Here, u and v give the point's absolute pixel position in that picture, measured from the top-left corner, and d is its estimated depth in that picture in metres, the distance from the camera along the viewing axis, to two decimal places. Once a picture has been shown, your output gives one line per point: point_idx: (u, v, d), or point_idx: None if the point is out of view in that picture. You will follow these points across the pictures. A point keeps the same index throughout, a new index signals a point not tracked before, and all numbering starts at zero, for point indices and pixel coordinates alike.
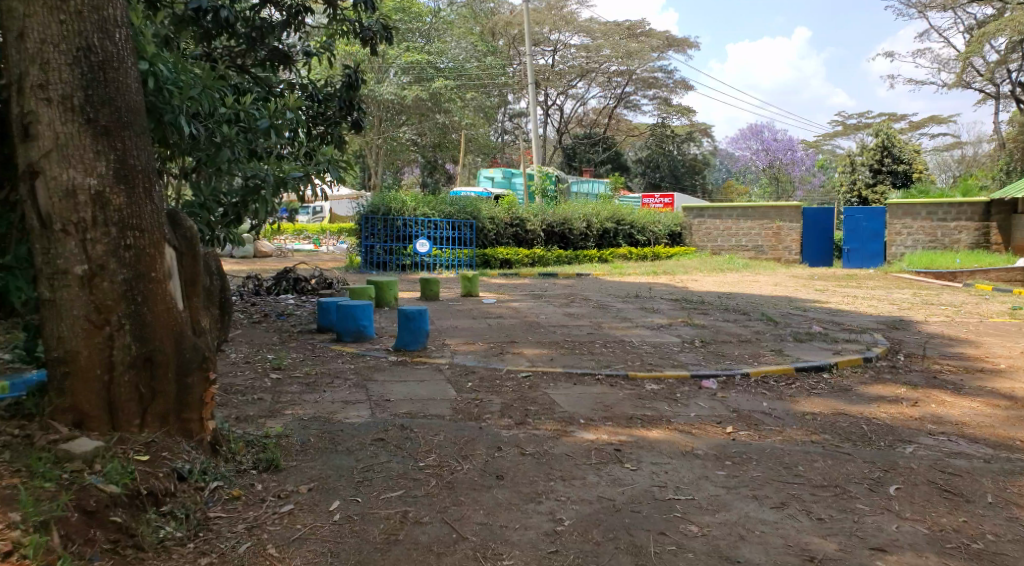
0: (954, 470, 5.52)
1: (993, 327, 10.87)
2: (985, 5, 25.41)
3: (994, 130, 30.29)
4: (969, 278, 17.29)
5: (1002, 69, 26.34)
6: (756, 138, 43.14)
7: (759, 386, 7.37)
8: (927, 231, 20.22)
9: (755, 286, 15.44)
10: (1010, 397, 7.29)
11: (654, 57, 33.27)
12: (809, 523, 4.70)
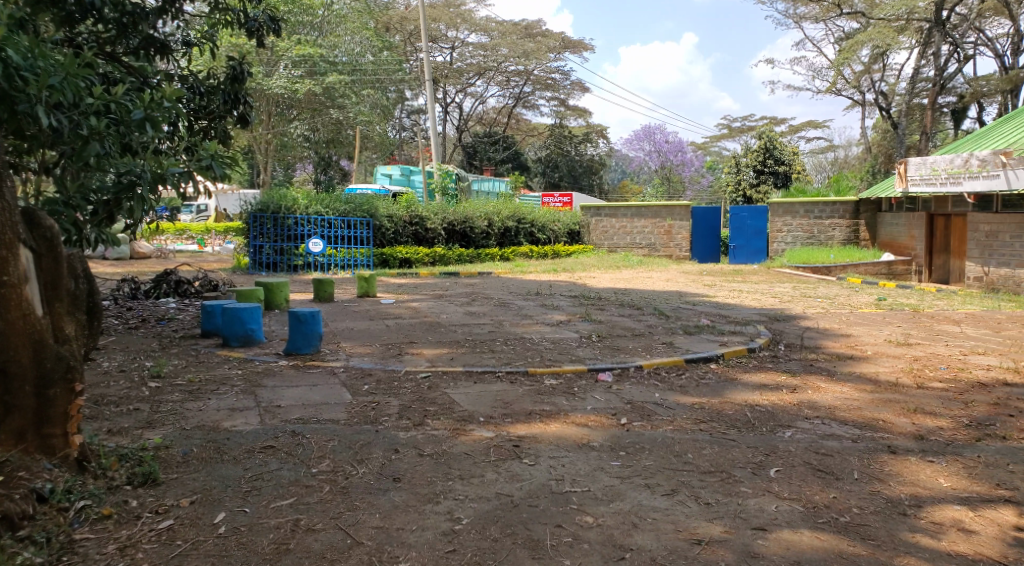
0: (827, 451, 5.82)
1: (862, 317, 11.58)
2: (851, 19, 27.01)
3: (862, 135, 32.28)
4: (842, 272, 18.43)
5: (867, 77, 28.05)
6: (649, 140, 44.25)
7: (652, 377, 7.56)
8: (805, 229, 21.31)
9: (649, 283, 15.84)
10: (876, 381, 7.79)
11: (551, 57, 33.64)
12: (698, 508, 4.85)
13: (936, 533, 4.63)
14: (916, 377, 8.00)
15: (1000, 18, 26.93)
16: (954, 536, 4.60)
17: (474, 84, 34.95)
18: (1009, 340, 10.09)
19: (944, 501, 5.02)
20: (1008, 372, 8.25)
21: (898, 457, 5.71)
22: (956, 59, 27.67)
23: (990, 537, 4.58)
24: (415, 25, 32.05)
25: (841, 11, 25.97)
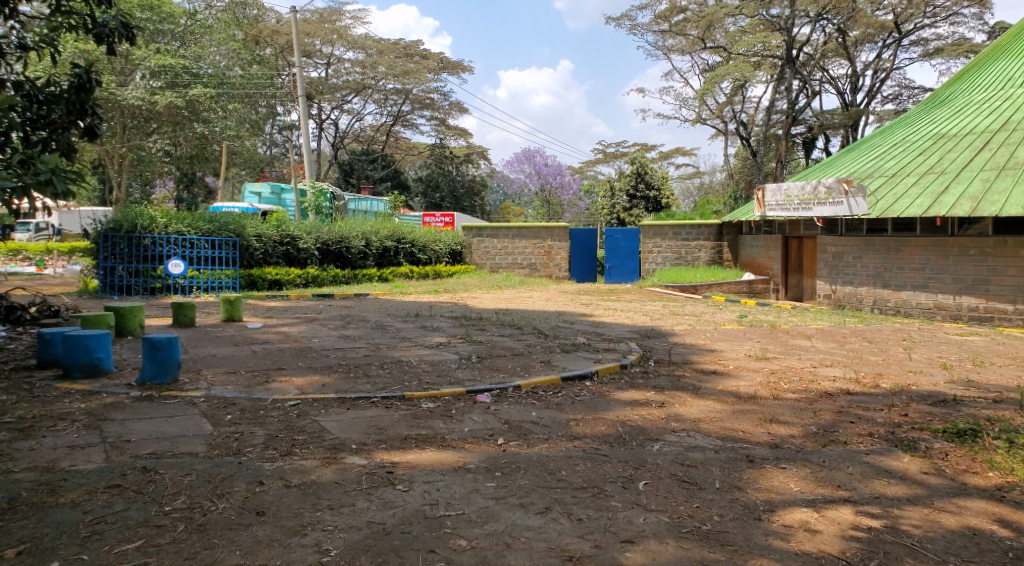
0: (692, 462, 6.01)
1: (726, 334, 12.14)
2: (714, 53, 28.55)
3: (725, 162, 34.08)
4: (707, 290, 19.27)
5: (730, 108, 29.68)
6: (529, 162, 45.17)
7: (530, 396, 7.59)
8: (674, 250, 22.17)
9: (529, 303, 15.99)
10: (738, 394, 8.16)
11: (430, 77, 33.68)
12: (570, 524, 4.89)
13: (786, 534, 4.88)
14: (772, 388, 8.44)
15: (841, 58, 29.22)
16: (801, 536, 4.86)
17: (350, 101, 34.43)
18: (852, 353, 10.85)
19: (793, 504, 5.29)
20: (851, 383, 8.85)
21: (755, 465, 5.97)
22: (805, 94, 29.76)
23: (832, 535, 4.87)
24: (286, 39, 31.24)
25: (704, 44, 27.40)
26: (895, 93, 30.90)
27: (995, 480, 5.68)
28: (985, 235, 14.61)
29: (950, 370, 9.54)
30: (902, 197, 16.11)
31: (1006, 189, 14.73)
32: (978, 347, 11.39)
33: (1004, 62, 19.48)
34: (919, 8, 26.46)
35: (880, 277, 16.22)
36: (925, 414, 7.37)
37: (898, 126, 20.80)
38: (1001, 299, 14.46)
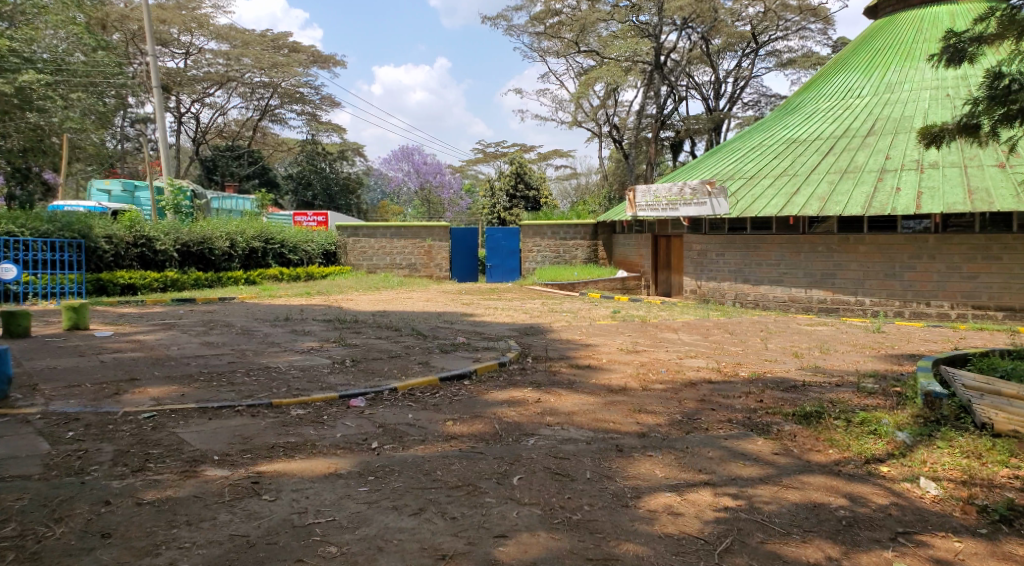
0: (564, 454, 6.14)
1: (602, 329, 12.47)
2: (588, 57, 29.17)
3: (600, 163, 34.95)
4: (585, 288, 19.60)
5: (603, 111, 30.48)
6: (407, 160, 44.73)
7: (406, 398, 7.50)
8: (553, 249, 22.56)
9: (408, 303, 15.86)
10: (610, 387, 8.39)
11: (300, 71, 32.75)
12: (443, 523, 4.89)
13: (651, 519, 5.07)
14: (641, 380, 8.74)
15: (705, 66, 30.60)
16: (665, 520, 5.06)
17: (212, 94, 32.85)
18: (714, 344, 11.42)
19: (658, 489, 5.51)
20: (713, 372, 9.31)
21: (624, 455, 6.16)
22: (673, 99, 31.00)
23: (693, 517, 5.10)
24: (138, 25, 29.37)
25: (578, 48, 27.93)
26: (753, 100, 32.75)
27: (835, 455, 6.14)
28: (831, 233, 15.76)
29: (802, 358, 10.19)
30: (759, 198, 17.11)
31: (849, 191, 15.97)
32: (826, 337, 12.25)
33: (845, 74, 21.09)
34: (772, 21, 28.44)
35: (740, 273, 17.13)
36: (778, 399, 7.86)
37: (754, 131, 22.06)
38: (846, 291, 15.66)
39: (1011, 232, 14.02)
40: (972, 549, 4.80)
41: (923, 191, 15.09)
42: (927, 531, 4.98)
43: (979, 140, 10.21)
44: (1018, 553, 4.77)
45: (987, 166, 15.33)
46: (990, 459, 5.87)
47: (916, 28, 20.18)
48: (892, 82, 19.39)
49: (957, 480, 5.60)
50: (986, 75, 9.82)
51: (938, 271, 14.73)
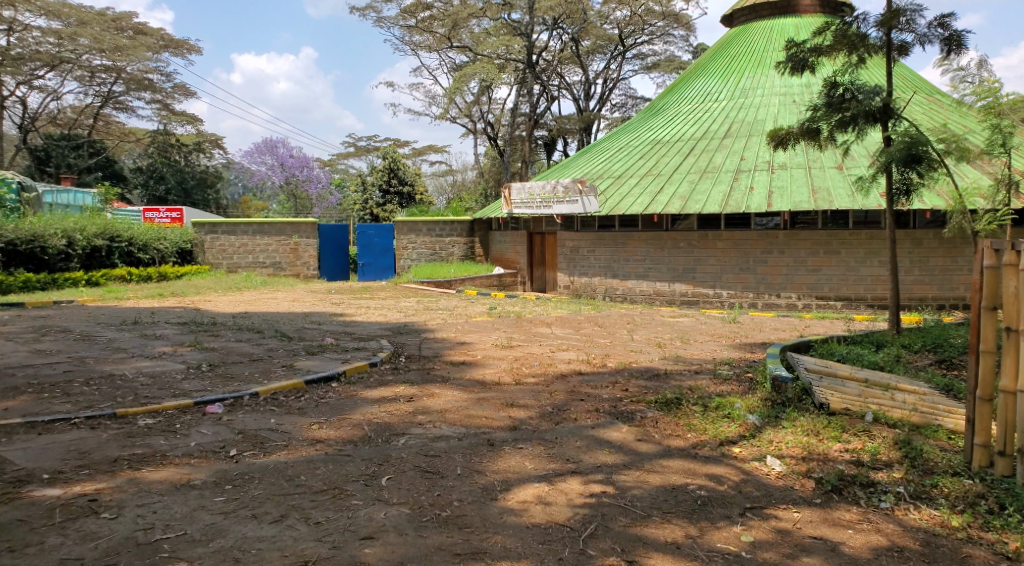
0: (435, 452, 6.10)
1: (477, 325, 12.50)
2: (460, 52, 29.03)
3: (475, 160, 34.93)
4: (462, 285, 19.47)
5: (477, 107, 30.50)
6: (270, 153, 42.84)
7: (269, 403, 7.22)
8: (428, 246, 22.41)
9: (273, 304, 15.30)
10: (483, 383, 8.42)
11: (148, 55, 30.83)
12: (307, 529, 4.74)
13: (519, 510, 5.11)
14: (514, 374, 8.84)
15: (576, 66, 31.21)
16: (533, 510, 5.12)
17: (42, 75, 30.20)
18: (585, 336, 11.70)
19: (527, 480, 5.57)
20: (583, 363, 9.54)
21: (495, 449, 6.19)
22: (545, 98, 31.45)
23: (559, 506, 5.19)
24: None
25: (451, 44, 27.65)
26: (622, 101, 33.75)
27: (692, 439, 6.41)
28: (691, 229, 16.46)
29: (665, 348, 10.62)
30: (626, 197, 17.65)
31: (707, 190, 16.76)
32: (687, 327, 12.81)
33: (704, 78, 22.14)
34: (638, 26, 29.43)
35: (609, 269, 17.59)
36: (643, 388, 8.14)
37: (621, 132, 22.73)
38: (706, 284, 16.40)
39: (848, 228, 15.25)
40: (809, 518, 5.11)
41: (773, 190, 16.04)
42: (772, 504, 5.27)
43: (820, 143, 10.95)
44: (847, 518, 5.10)
45: (828, 167, 16.51)
46: (827, 435, 6.29)
47: (766, 38, 21.47)
48: (746, 87, 20.52)
49: (798, 456, 5.97)
50: (825, 83, 10.54)
51: (786, 265, 15.73)
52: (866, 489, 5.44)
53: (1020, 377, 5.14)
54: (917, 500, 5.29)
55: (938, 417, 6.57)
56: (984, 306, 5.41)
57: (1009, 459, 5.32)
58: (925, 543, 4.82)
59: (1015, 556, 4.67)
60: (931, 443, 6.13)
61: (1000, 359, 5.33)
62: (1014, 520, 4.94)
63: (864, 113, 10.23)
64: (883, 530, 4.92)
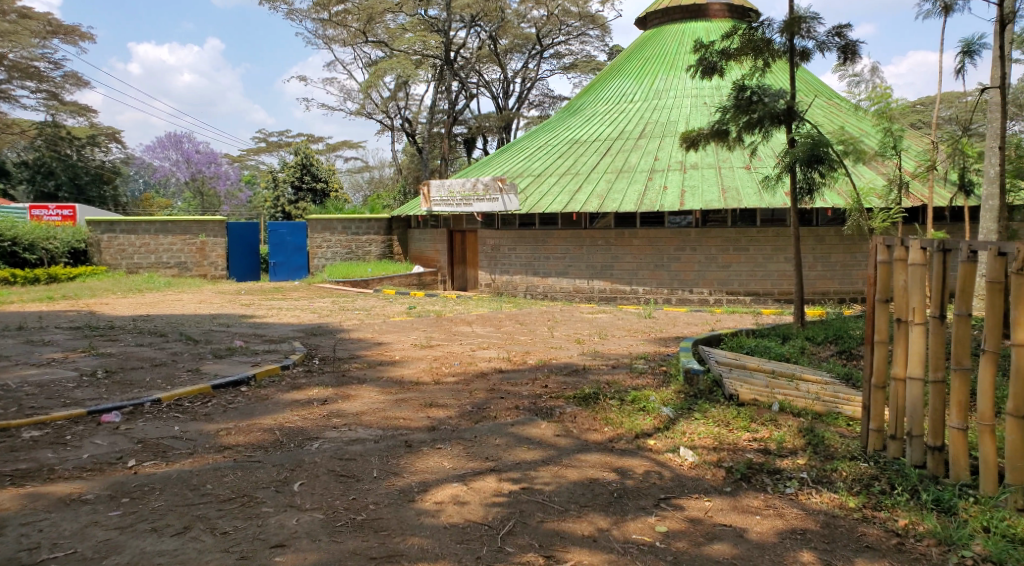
0: (350, 455, 5.92)
1: (394, 325, 12.29)
2: (375, 47, 28.60)
3: (393, 157, 34.49)
4: (379, 285, 19.18)
5: (393, 103, 30.11)
6: (174, 148, 40.82)
7: (171, 409, 6.89)
8: (343, 245, 21.99)
9: (177, 306, 14.69)
10: (400, 383, 8.27)
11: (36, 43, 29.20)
12: (212, 540, 4.52)
13: (437, 511, 5.01)
14: (433, 374, 8.72)
15: (494, 65, 31.20)
16: (450, 510, 5.02)
17: None
18: (505, 334, 11.65)
19: (445, 481, 5.46)
20: (503, 361, 9.48)
21: (412, 450, 6.06)
22: (463, 96, 31.31)
23: (477, 504, 5.11)
24: None
25: (365, 38, 26.87)
26: (540, 100, 33.91)
27: (609, 433, 6.44)
28: (609, 227, 16.62)
29: (583, 345, 10.67)
30: (545, 195, 17.69)
31: (624, 189, 16.98)
32: (605, 323, 12.93)
33: (620, 79, 22.45)
34: (555, 26, 29.66)
35: (529, 267, 17.60)
36: (561, 384, 8.14)
37: (538, 132, 22.81)
38: (623, 281, 16.62)
39: (756, 226, 15.71)
40: (720, 506, 5.16)
41: (685, 189, 16.37)
42: (685, 494, 5.31)
43: (728, 144, 11.22)
44: (755, 505, 5.18)
45: (738, 167, 16.97)
46: (736, 426, 6.41)
47: (677, 41, 21.94)
48: (659, 88, 20.91)
49: (710, 446, 6.06)
50: (732, 86, 10.78)
51: (699, 261, 16.08)
52: (772, 477, 5.56)
53: (908, 363, 5.31)
54: (819, 485, 5.40)
55: (838, 404, 6.80)
56: (878, 298, 5.59)
57: (900, 442, 5.48)
58: (826, 524, 4.92)
59: (904, 532, 4.79)
60: (832, 430, 6.31)
61: (891, 348, 5.51)
62: (903, 499, 5.07)
63: (769, 115, 10.51)
64: (789, 514, 5.03)
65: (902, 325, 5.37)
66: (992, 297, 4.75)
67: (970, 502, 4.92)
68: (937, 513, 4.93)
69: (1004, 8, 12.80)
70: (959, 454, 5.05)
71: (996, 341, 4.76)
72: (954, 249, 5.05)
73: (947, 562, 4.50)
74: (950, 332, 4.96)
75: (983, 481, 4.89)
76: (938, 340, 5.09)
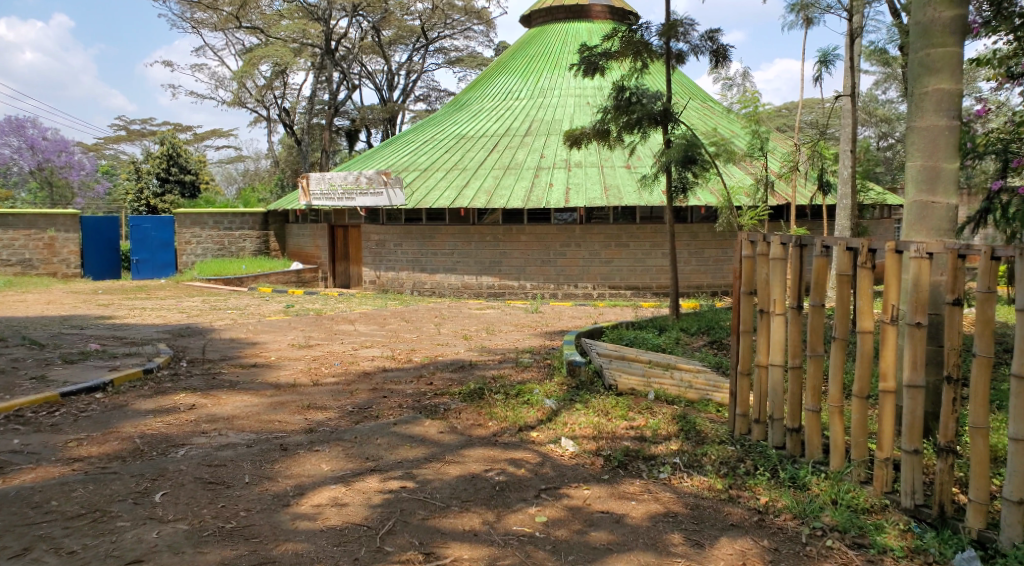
0: (219, 461, 5.56)
1: (270, 325, 11.79)
2: (248, 34, 27.50)
3: (269, 148, 33.34)
4: (254, 283, 18.46)
5: (269, 93, 29.05)
6: (17, 134, 37.68)
7: (13, 421, 6.29)
8: (215, 240, 21.07)
9: (24, 307, 13.55)
10: (276, 385, 7.89)
11: None
12: (58, 561, 4.11)
13: (313, 515, 4.75)
14: (312, 375, 8.36)
15: (377, 56, 30.75)
16: (328, 513, 4.78)
17: None
18: (390, 332, 11.38)
19: (322, 483, 5.21)
20: (387, 360, 9.22)
21: (288, 453, 5.76)
22: (345, 87, 30.59)
23: (357, 505, 4.89)
24: None
25: (238, 23, 25.77)
26: (425, 93, 33.64)
27: (493, 427, 6.34)
28: (497, 223, 16.59)
29: (470, 340, 10.55)
30: (432, 191, 17.44)
31: (510, 186, 16.98)
32: (491, 319, 12.86)
33: (505, 76, 22.49)
34: (440, 19, 29.38)
35: (416, 263, 17.30)
36: (446, 381, 7.99)
37: (424, 126, 22.49)
38: (511, 276, 16.63)
39: (636, 223, 16.06)
40: (599, 494, 5.15)
41: (570, 187, 16.54)
42: (565, 484, 5.27)
43: (609, 143, 11.35)
44: (631, 491, 5.20)
45: (619, 166, 17.30)
46: (615, 415, 6.45)
47: (561, 41, 22.18)
48: (544, 87, 21.08)
49: (589, 436, 6.07)
50: (612, 86, 10.86)
51: (583, 257, 16.29)
52: (647, 463, 5.61)
53: (770, 351, 5.48)
54: (689, 469, 5.49)
55: (709, 391, 6.98)
56: (742, 291, 5.75)
57: (763, 425, 5.63)
58: (695, 506, 4.99)
59: (765, 509, 4.92)
60: (703, 416, 6.45)
61: (756, 337, 5.66)
62: (764, 478, 5.22)
63: (647, 116, 10.71)
64: (664, 498, 5.08)
65: (765, 315, 5.53)
66: (842, 288, 4.96)
67: (821, 477, 5.08)
68: (794, 490, 5.10)
69: (855, 21, 13.66)
70: (813, 433, 5.19)
71: (845, 329, 4.95)
72: (809, 244, 5.26)
73: (800, 535, 4.64)
74: (806, 320, 5.14)
75: (832, 457, 5.07)
76: (796, 330, 5.27)
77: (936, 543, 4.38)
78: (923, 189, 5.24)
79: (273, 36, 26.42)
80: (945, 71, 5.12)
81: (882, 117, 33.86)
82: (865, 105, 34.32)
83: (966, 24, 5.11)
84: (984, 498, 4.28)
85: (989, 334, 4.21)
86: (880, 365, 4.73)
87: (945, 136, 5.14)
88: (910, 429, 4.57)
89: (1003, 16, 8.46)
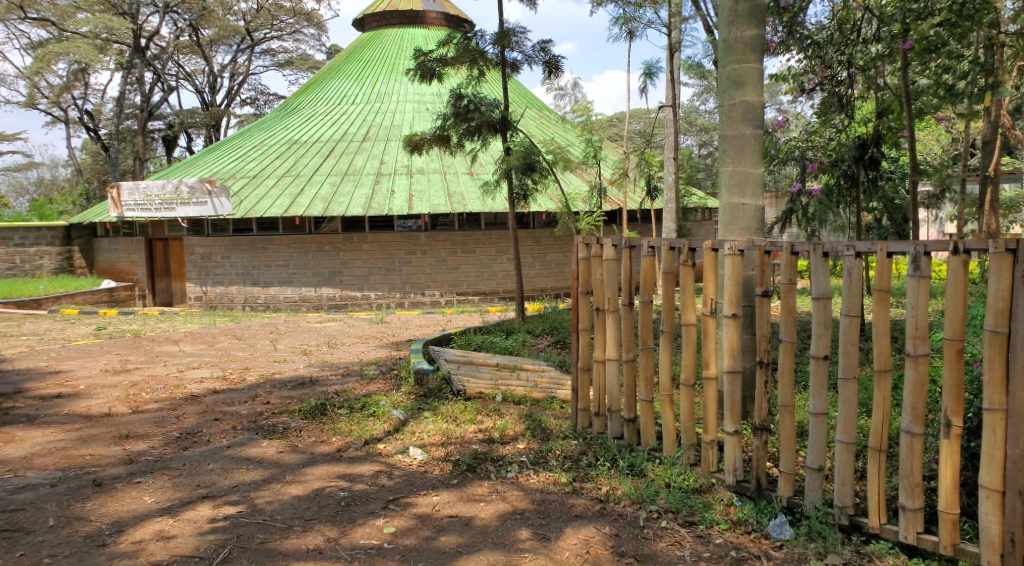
0: (16, 505, 4.83)
1: (76, 350, 10.64)
2: (37, 27, 25.04)
3: (71, 156, 30.52)
4: (56, 304, 16.56)
5: (68, 94, 26.71)
6: None
7: None
8: (5, 258, 19.15)
9: None
10: (85, 416, 7.05)
11: None
12: None
13: (134, 552, 4.21)
14: (131, 402, 7.55)
15: (195, 55, 29.11)
16: (152, 548, 4.25)
17: None
18: (219, 351, 10.58)
19: (146, 517, 4.64)
20: (217, 381, 8.50)
21: (102, 489, 5.11)
22: (160, 89, 28.65)
23: (188, 536, 4.38)
24: None
25: (24, 14, 23.39)
26: (253, 97, 32.17)
27: (338, 443, 5.96)
28: (336, 232, 16.02)
29: (309, 355, 10.01)
30: (264, 199, 16.55)
31: (349, 193, 16.44)
32: (333, 332, 12.32)
33: (339, 81, 21.86)
34: (266, 20, 28.27)
35: (247, 277, 16.36)
36: (285, 398, 7.49)
37: (252, 131, 21.39)
38: (352, 287, 16.09)
39: (480, 228, 16.11)
40: (448, 499, 4.91)
41: (413, 194, 16.26)
42: (412, 493, 5.00)
43: (451, 149, 11.21)
44: (479, 493, 5.01)
45: (461, 173, 17.26)
46: (464, 419, 6.26)
47: (397, 46, 21.89)
48: (381, 92, 20.68)
49: (438, 442, 5.84)
50: (450, 93, 10.70)
51: (429, 265, 16.06)
52: (495, 464, 5.45)
53: (606, 346, 5.48)
54: (535, 466, 5.39)
55: (555, 389, 6.96)
56: (579, 292, 5.72)
57: (603, 418, 5.60)
58: (542, 501, 4.87)
59: (605, 498, 4.89)
60: (549, 413, 6.38)
61: (593, 335, 5.65)
62: (606, 468, 5.20)
63: (486, 123, 10.69)
64: (511, 497, 4.93)
65: (600, 313, 5.53)
66: (668, 285, 5.03)
67: (655, 463, 5.11)
68: (632, 477, 5.10)
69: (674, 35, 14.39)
70: (647, 422, 5.21)
71: (671, 323, 5.02)
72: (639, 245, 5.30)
73: (638, 519, 4.63)
74: (636, 317, 5.17)
75: (665, 443, 5.10)
76: (629, 325, 5.30)
77: (754, 513, 4.50)
78: (735, 192, 5.44)
79: (69, 32, 24.12)
80: (749, 85, 5.35)
81: (700, 125, 36.14)
82: (685, 114, 36.54)
83: (765, 43, 5.37)
84: (793, 468, 4.43)
85: (792, 321, 4.38)
86: (703, 354, 4.83)
87: (751, 143, 5.37)
88: (730, 410, 4.66)
89: (795, 35, 9.13)
